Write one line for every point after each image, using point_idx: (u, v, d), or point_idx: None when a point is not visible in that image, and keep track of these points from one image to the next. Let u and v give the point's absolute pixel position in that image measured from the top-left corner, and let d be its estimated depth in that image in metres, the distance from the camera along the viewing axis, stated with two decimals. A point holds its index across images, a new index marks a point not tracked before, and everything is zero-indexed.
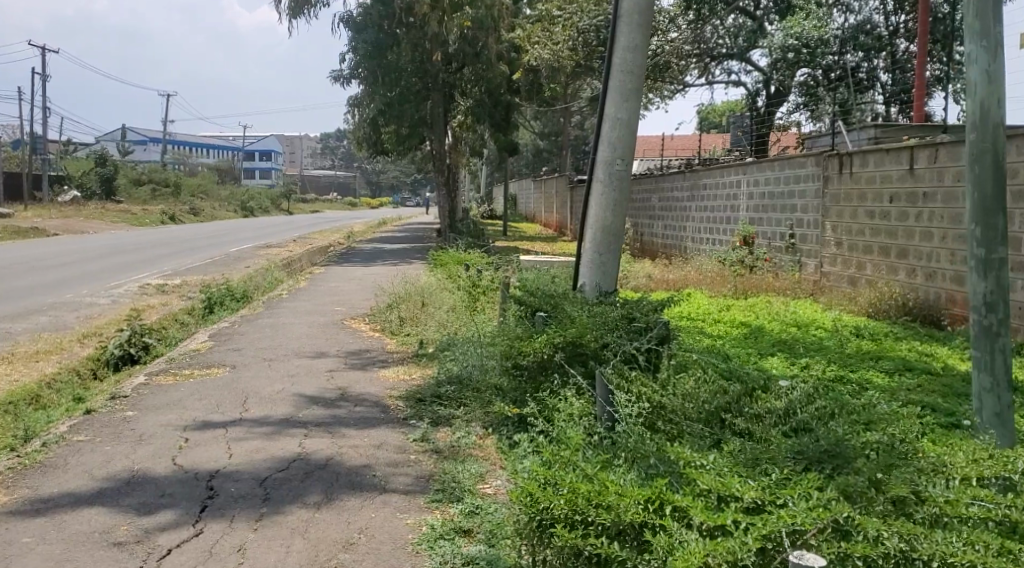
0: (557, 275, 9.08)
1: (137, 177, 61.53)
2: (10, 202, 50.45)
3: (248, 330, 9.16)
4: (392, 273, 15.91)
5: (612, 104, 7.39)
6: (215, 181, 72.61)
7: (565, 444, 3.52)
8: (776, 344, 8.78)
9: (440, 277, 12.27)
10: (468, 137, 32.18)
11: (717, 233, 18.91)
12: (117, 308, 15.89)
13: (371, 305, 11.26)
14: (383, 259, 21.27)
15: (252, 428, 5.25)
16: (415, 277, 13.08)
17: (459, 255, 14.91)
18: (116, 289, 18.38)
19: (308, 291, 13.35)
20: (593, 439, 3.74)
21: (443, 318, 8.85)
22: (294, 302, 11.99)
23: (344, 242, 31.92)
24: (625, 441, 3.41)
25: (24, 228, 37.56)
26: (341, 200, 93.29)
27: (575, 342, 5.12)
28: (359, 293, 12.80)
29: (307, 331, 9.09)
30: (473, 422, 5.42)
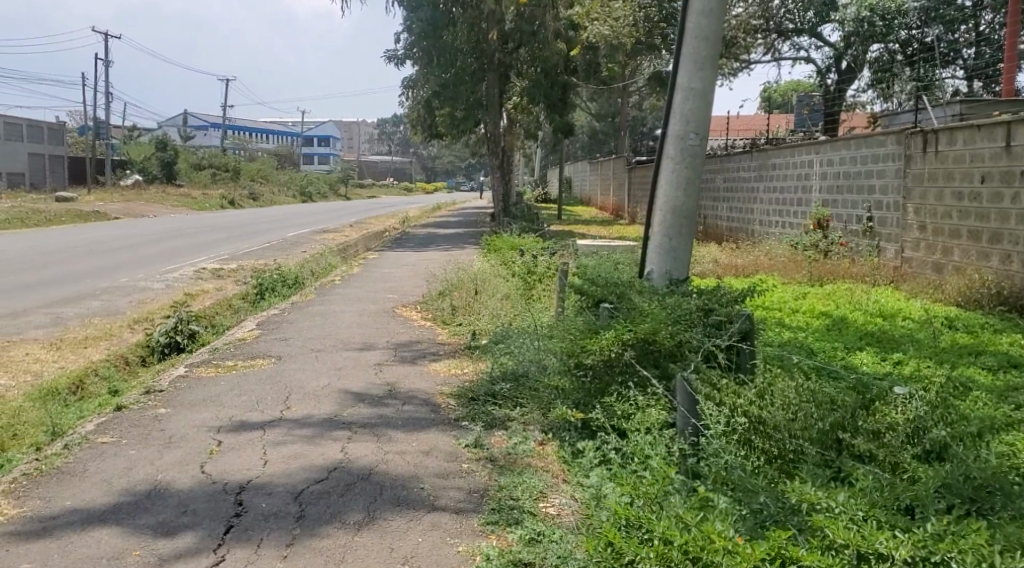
0: (620, 260, 8.45)
1: (198, 162, 62.63)
2: (77, 187, 51.78)
3: (295, 318, 8.78)
4: (446, 258, 15.46)
5: (685, 73, 6.72)
6: (273, 165, 73.49)
7: (654, 477, 3.12)
8: (863, 338, 8.00)
9: (497, 263, 11.75)
10: (523, 119, 31.53)
11: (787, 216, 17.98)
12: (172, 293, 15.84)
13: (425, 291, 10.81)
14: (436, 243, 20.88)
15: (291, 430, 4.80)
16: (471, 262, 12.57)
17: (515, 240, 14.41)
18: (171, 274, 18.39)
19: (360, 277, 12.98)
20: (685, 466, 3.29)
21: (499, 307, 8.31)
22: (345, 288, 11.61)
23: (398, 226, 31.70)
24: (727, 472, 3.01)
25: (88, 213, 38.37)
26: (397, 184, 93.68)
27: (647, 339, 4.53)
28: (412, 279, 12.37)
29: (356, 320, 8.67)
30: (531, 426, 4.87)
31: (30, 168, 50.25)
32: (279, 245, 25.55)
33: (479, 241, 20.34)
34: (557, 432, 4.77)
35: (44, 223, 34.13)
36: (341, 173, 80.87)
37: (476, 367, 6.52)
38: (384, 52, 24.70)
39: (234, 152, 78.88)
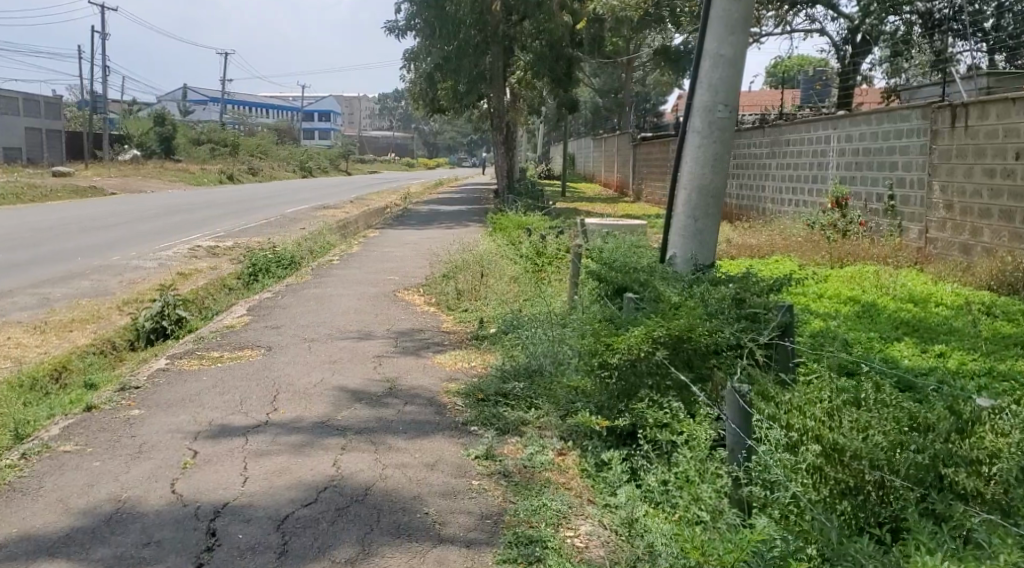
0: (637, 243, 7.87)
1: (196, 136, 61.88)
2: (75, 162, 51.10)
3: (289, 303, 8.23)
4: (448, 237, 14.87)
5: (713, 38, 6.12)
6: (273, 140, 72.68)
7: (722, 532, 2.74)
8: (899, 327, 7.42)
9: (504, 243, 11.16)
10: (527, 93, 30.78)
11: (802, 193, 17.35)
12: (165, 272, 15.30)
13: (428, 273, 10.24)
14: (438, 221, 20.29)
15: (277, 436, 4.26)
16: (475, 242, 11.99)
17: (520, 219, 13.83)
18: (165, 252, 17.84)
19: (359, 257, 12.42)
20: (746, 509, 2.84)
21: (507, 294, 7.74)
22: (343, 269, 11.04)
23: (400, 203, 31.06)
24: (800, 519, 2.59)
25: (84, 188, 37.73)
26: (398, 160, 92.78)
27: (681, 337, 4.01)
28: (413, 259, 11.80)
29: (353, 305, 8.11)
30: (548, 434, 4.33)
31: (26, 142, 49.58)
32: (278, 222, 24.97)
33: (482, 219, 19.76)
34: (577, 441, 4.24)
35: (38, 198, 33.50)
36: (342, 148, 80.02)
37: (484, 360, 5.96)
38: (384, 22, 23.98)
39: (233, 127, 78.05)
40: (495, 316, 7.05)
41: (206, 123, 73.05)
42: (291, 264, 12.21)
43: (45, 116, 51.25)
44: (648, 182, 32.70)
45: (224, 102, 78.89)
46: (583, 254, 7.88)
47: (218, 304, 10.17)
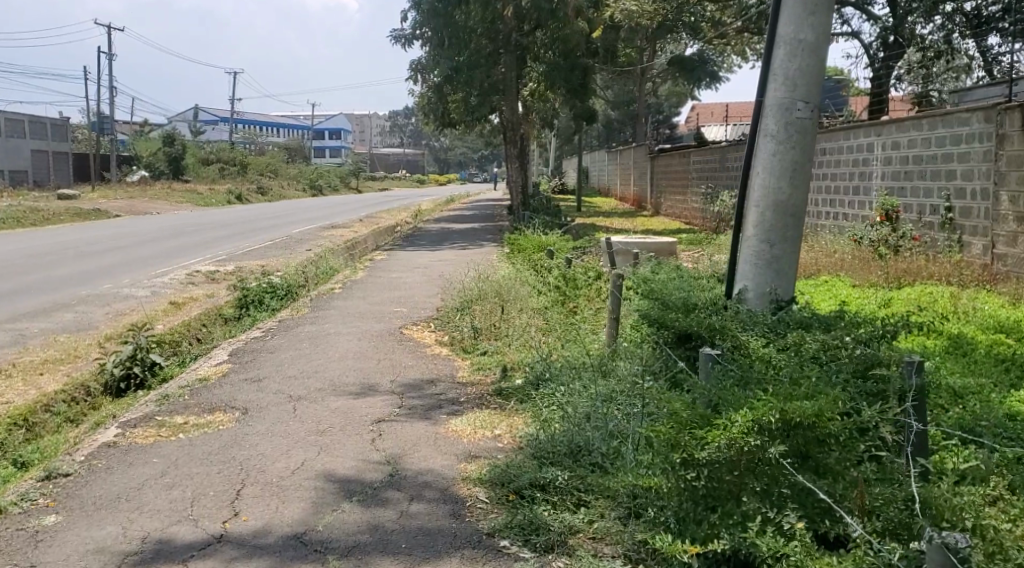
0: (688, 273, 6.65)
1: (205, 156, 61.23)
2: (82, 185, 50.28)
3: (278, 345, 7.03)
4: (463, 260, 13.69)
5: (788, 22, 4.93)
6: (283, 159, 71.96)
7: None
8: (1007, 368, 6.12)
9: (528, 267, 9.92)
10: (540, 105, 29.67)
11: (841, 205, 16.12)
12: (157, 302, 14.20)
13: (443, 303, 9.01)
14: (451, 241, 19.14)
15: (231, 563, 3.05)
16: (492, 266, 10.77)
17: (538, 238, 12.64)
18: (160, 279, 16.78)
19: (364, 284, 11.25)
20: None
21: (535, 335, 6.53)
22: (344, 300, 9.84)
23: (410, 221, 29.97)
24: None
25: (87, 211, 36.86)
26: (409, 177, 91.91)
27: (800, 424, 2.86)
28: (424, 287, 10.60)
29: (353, 346, 6.89)
30: (609, 554, 3.14)
31: (32, 165, 48.95)
32: (282, 243, 23.97)
33: (497, 238, 18.67)
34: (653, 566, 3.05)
35: (39, 222, 32.61)
36: (353, 165, 79.32)
37: (512, 427, 4.71)
38: (390, 32, 23.03)
39: (244, 147, 77.47)
40: (523, 366, 5.81)
41: (215, 142, 72.48)
42: (288, 294, 11.03)
43: (52, 138, 50.63)
44: (668, 196, 31.46)
45: (233, 122, 78.34)
46: (624, 286, 6.68)
47: (203, 345, 9.01)
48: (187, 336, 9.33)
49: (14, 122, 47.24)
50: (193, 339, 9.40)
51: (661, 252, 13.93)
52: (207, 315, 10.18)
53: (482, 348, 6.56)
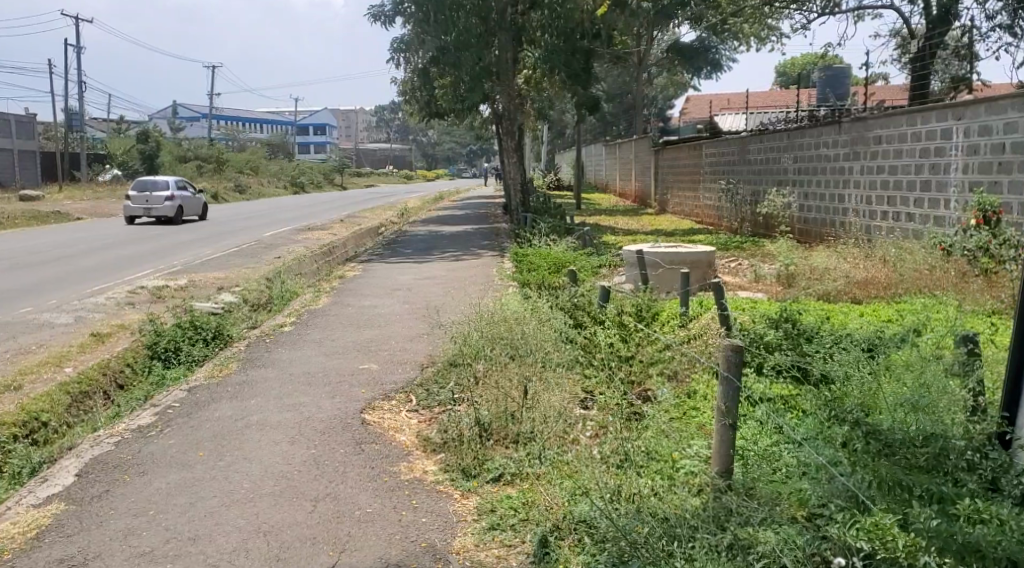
0: (851, 366, 4.15)
1: (182, 154, 57.99)
2: (48, 186, 46.96)
3: (156, 458, 4.30)
4: (455, 280, 10.99)
5: None
6: (265, 156, 68.87)
7: None
8: None
9: (549, 305, 7.25)
10: (536, 94, 27.03)
11: (904, 205, 13.88)
12: (75, 333, 11.41)
13: (437, 359, 6.34)
14: (439, 248, 16.48)
15: None
16: (493, 303, 8.08)
17: (550, 252, 10.08)
18: (93, 299, 14.00)
19: (326, 317, 8.52)
20: None
21: (595, 452, 3.99)
22: (291, 348, 7.08)
23: (396, 223, 27.24)
24: None
25: (44, 213, 33.69)
26: (398, 173, 89.15)
27: None
28: (405, 325, 7.92)
29: (280, 458, 4.20)
30: None
31: None
32: (250, 249, 21.32)
33: (493, 245, 16.05)
34: None
35: None
36: (336, 162, 76.27)
37: None
38: (369, 9, 20.38)
39: (226, 144, 74.36)
40: (581, 534, 3.18)
41: (193, 139, 69.12)
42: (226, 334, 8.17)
43: (16, 135, 47.21)
44: (675, 194, 28.99)
45: (213, 117, 74.94)
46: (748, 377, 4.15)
47: (88, 421, 6.18)
48: (70, 406, 6.43)
49: None
50: (81, 413, 6.51)
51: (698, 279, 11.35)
52: (112, 363, 7.25)
53: (498, 470, 3.91)
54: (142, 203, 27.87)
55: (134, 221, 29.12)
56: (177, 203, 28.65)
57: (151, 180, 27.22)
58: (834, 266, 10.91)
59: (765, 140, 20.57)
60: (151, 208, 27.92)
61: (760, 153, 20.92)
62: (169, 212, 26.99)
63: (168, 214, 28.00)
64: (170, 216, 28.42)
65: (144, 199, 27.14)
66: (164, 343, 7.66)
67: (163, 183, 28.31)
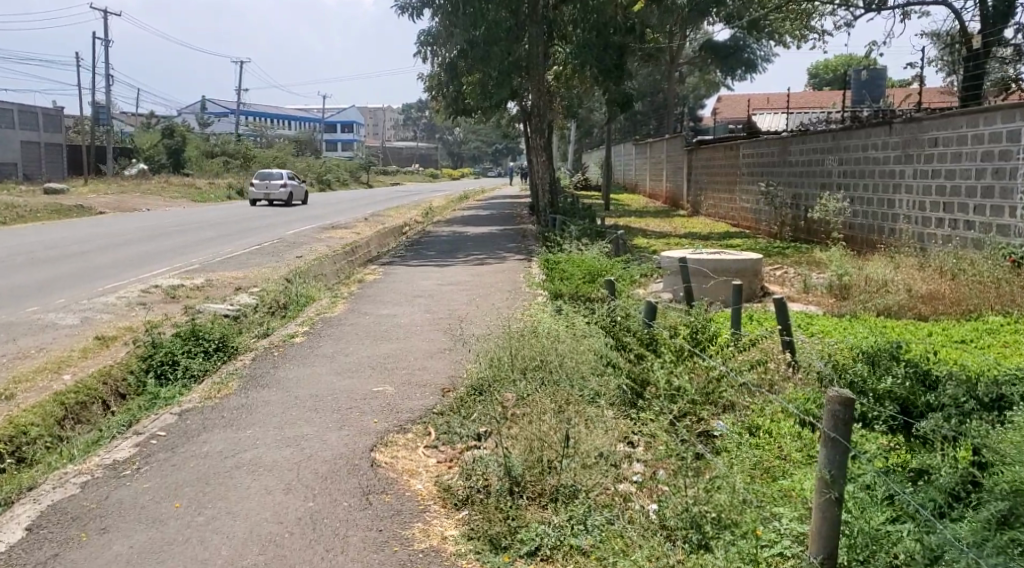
0: (987, 428, 3.33)
1: (209, 149, 57.82)
2: (75, 179, 46.92)
3: (125, 508, 3.61)
4: (481, 287, 10.25)
5: None
6: (291, 153, 68.78)
7: None
8: None
9: (586, 322, 6.49)
10: (566, 91, 26.29)
11: (963, 212, 12.94)
12: (80, 336, 10.80)
13: (462, 382, 5.62)
14: (464, 250, 15.75)
15: None
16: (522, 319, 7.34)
17: (585, 257, 9.34)
18: (103, 299, 13.47)
19: (340, 328, 7.80)
20: None
21: (659, 530, 3.23)
22: (298, 365, 6.34)
23: (420, 221, 26.68)
24: None
25: (68, 207, 33.46)
26: (423, 171, 88.99)
27: None
28: (426, 338, 7.22)
29: (271, 514, 3.48)
30: None
31: (22, 158, 45.43)
32: (271, 248, 20.77)
33: (519, 248, 15.35)
34: None
35: (11, 220, 29.37)
36: (363, 159, 76.01)
37: None
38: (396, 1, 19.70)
39: (254, 141, 74.43)
40: None
41: (220, 134, 69.09)
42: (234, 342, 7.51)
43: (44, 129, 47.23)
44: (708, 195, 28.09)
45: (241, 114, 74.91)
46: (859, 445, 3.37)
47: (73, 442, 5.54)
48: (60, 418, 5.85)
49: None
50: (69, 428, 5.91)
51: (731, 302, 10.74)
52: (108, 370, 6.62)
53: (534, 542, 3.24)
54: (261, 190, 35.75)
55: (254, 204, 36.79)
56: (288, 190, 36.59)
57: (269, 171, 35.04)
58: (894, 279, 10.08)
59: (808, 141, 19.66)
60: (269, 194, 35.50)
61: (801, 155, 20.01)
62: (284, 197, 34.37)
63: (282, 199, 35.40)
64: (283, 200, 35.95)
65: (265, 186, 34.66)
66: (165, 350, 6.98)
67: (278, 174, 36.21)
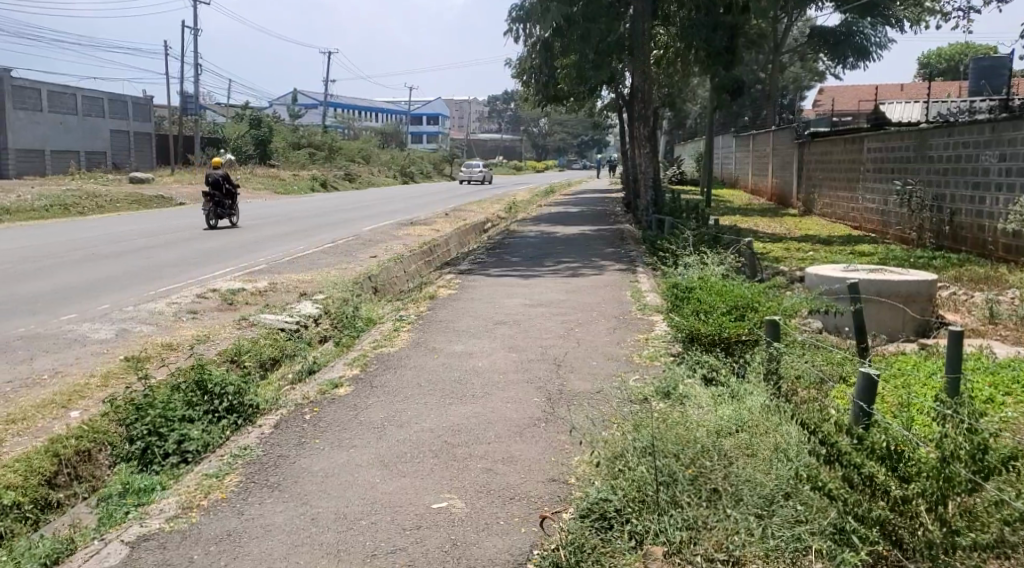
0: None
1: (295, 140, 57.25)
2: (162, 169, 46.93)
3: None
4: (580, 313, 8.16)
5: None
6: (376, 144, 68.28)
7: None
8: None
9: (757, 396, 4.46)
10: (666, 77, 23.97)
11: None
12: (108, 357, 9.25)
13: (574, 496, 3.73)
14: (554, 256, 13.75)
15: None
16: (652, 391, 5.29)
17: (720, 281, 7.21)
18: (150, 306, 12.05)
19: (398, 375, 5.85)
20: None
21: None
22: (330, 447, 4.39)
23: (504, 219, 24.87)
24: None
25: (148, 197, 32.90)
26: (507, 164, 87.67)
27: None
28: (515, 399, 5.25)
29: None
30: None
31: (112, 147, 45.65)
32: (344, 246, 19.24)
33: (616, 255, 13.30)
34: None
35: (92, 210, 28.81)
36: (448, 152, 74.56)
37: None
38: None
39: (340, 132, 74.37)
40: None
41: (307, 125, 68.94)
42: (272, 392, 5.70)
43: (133, 118, 47.26)
44: (824, 193, 25.31)
45: (328, 104, 74.53)
46: None
47: (25, 539, 3.83)
48: (50, 477, 4.38)
49: (93, 101, 43.91)
50: (57, 490, 4.39)
51: (897, 335, 8.48)
52: (117, 408, 5.01)
53: None
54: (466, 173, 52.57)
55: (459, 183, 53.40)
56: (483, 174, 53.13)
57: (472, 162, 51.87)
58: None
59: (954, 133, 16.85)
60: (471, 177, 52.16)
61: (946, 149, 17.24)
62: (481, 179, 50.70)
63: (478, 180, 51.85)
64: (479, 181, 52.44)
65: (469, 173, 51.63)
66: (188, 380, 5.23)
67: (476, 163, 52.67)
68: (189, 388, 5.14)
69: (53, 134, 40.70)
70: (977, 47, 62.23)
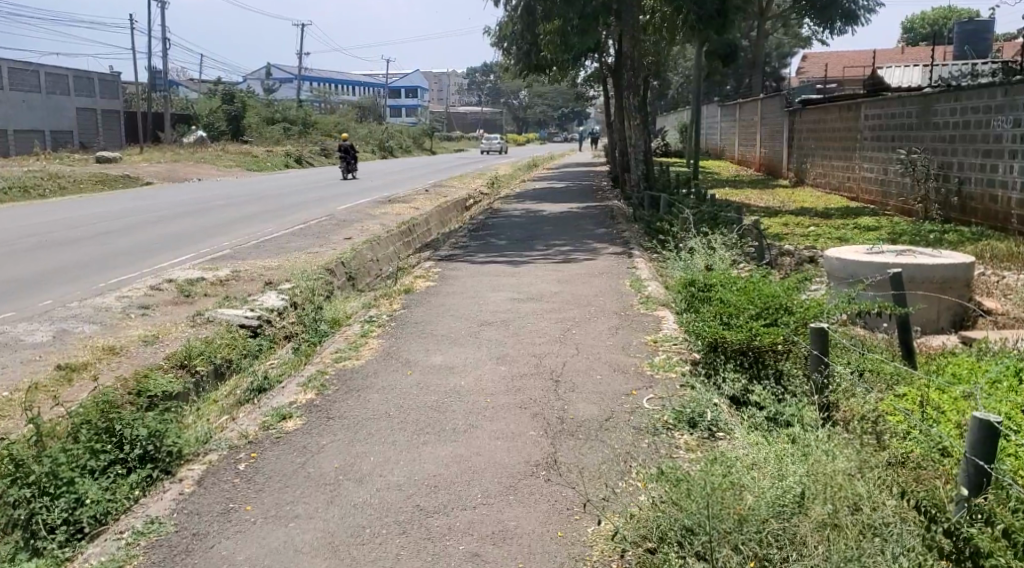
0: None
1: (269, 115, 55.39)
2: (130, 147, 45.11)
3: None
4: (575, 310, 7.11)
5: None
6: (353, 119, 66.41)
7: None
8: None
9: (821, 440, 3.46)
10: (655, 42, 22.77)
11: None
12: (40, 364, 8.11)
13: None
14: (542, 238, 12.70)
15: None
16: (674, 420, 4.23)
17: (737, 273, 6.19)
18: (98, 301, 10.88)
19: (362, 402, 4.76)
20: None
21: None
22: (263, 521, 3.34)
23: (486, 195, 23.74)
24: None
25: (113, 177, 31.36)
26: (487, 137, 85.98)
27: None
28: (506, 434, 4.21)
29: None
30: None
31: (78, 125, 43.79)
32: (317, 227, 18.05)
33: (608, 236, 12.25)
34: None
35: (52, 192, 27.32)
36: (426, 125, 72.84)
37: None
38: None
39: (317, 106, 72.39)
40: None
41: (281, 99, 66.87)
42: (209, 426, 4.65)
43: (100, 95, 45.34)
44: (817, 162, 24.36)
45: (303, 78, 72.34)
46: None
47: None
48: None
49: (56, 77, 41.97)
50: None
51: (932, 327, 7.59)
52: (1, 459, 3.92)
53: None
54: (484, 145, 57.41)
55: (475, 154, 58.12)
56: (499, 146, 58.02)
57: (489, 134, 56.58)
58: None
59: (962, 98, 15.86)
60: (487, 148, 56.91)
61: (952, 115, 16.27)
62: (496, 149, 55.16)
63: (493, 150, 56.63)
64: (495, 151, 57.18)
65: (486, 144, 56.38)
66: (92, 420, 4.14)
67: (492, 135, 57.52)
68: (93, 431, 4.07)
69: (14, 113, 38.81)
70: (959, 11, 61.07)
